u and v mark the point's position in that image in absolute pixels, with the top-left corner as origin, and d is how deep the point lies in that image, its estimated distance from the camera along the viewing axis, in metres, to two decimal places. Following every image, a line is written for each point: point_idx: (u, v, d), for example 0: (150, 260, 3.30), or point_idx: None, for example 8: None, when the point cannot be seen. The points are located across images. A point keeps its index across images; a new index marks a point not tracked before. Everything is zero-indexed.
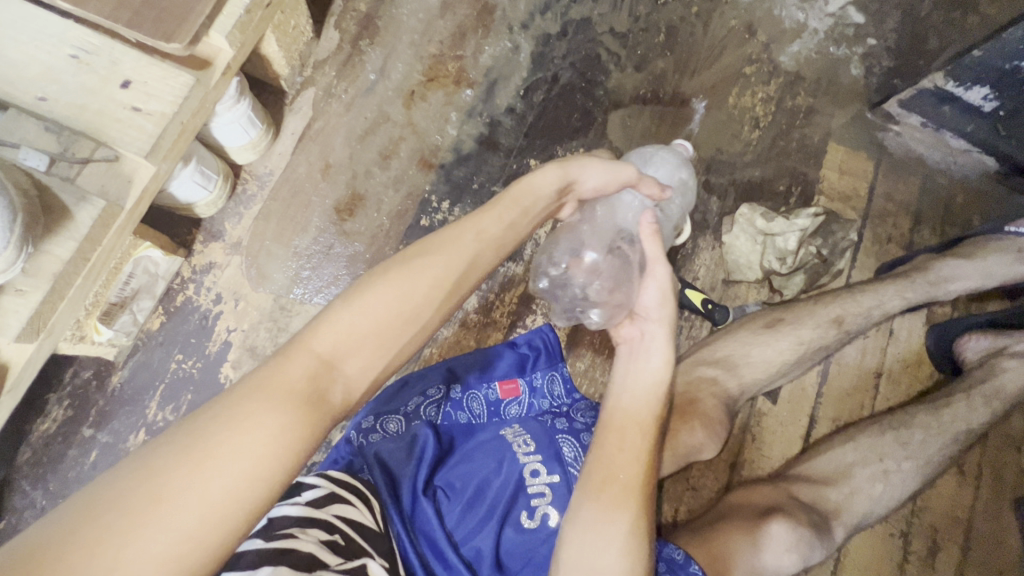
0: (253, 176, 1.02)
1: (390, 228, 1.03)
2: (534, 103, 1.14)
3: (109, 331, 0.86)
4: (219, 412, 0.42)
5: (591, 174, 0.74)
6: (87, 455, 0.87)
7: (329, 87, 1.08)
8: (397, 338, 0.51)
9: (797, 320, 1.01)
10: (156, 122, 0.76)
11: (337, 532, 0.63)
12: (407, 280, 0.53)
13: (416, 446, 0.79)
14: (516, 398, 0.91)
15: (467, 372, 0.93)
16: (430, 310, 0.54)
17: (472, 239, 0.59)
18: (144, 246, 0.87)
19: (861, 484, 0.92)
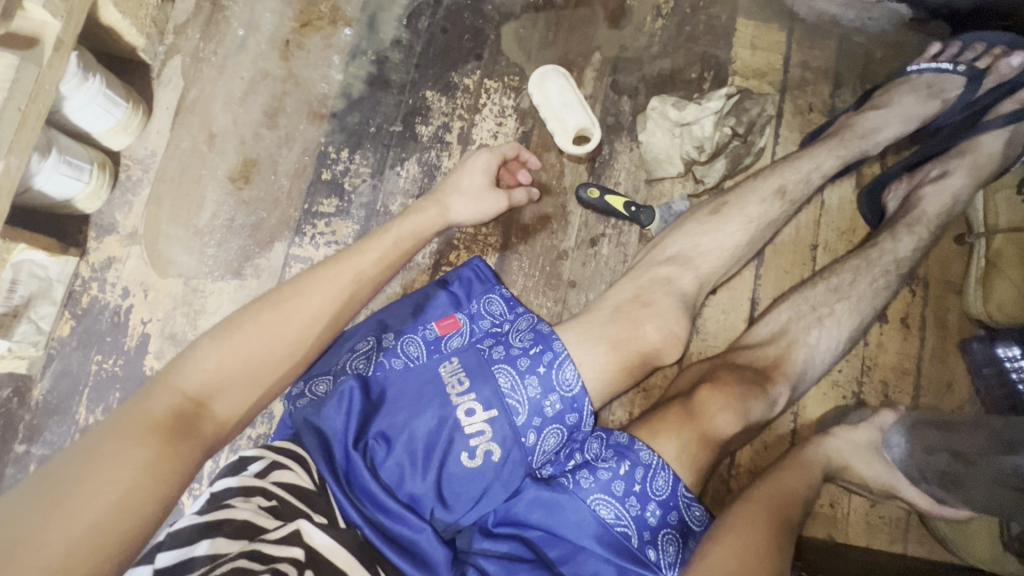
0: (134, 160, 0.97)
1: (291, 188, 0.99)
2: (420, 31, 1.07)
3: (5, 342, 0.83)
4: (90, 448, 0.51)
5: (458, 206, 0.86)
6: (25, 470, 0.86)
7: (195, 51, 1.01)
8: (268, 374, 0.62)
9: (740, 200, 0.98)
10: None
11: (276, 499, 0.62)
12: (288, 318, 0.63)
13: (343, 402, 0.73)
14: (457, 331, 0.86)
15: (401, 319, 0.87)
16: (302, 345, 0.64)
17: (350, 276, 0.69)
18: (19, 249, 0.82)
19: (799, 337, 0.95)
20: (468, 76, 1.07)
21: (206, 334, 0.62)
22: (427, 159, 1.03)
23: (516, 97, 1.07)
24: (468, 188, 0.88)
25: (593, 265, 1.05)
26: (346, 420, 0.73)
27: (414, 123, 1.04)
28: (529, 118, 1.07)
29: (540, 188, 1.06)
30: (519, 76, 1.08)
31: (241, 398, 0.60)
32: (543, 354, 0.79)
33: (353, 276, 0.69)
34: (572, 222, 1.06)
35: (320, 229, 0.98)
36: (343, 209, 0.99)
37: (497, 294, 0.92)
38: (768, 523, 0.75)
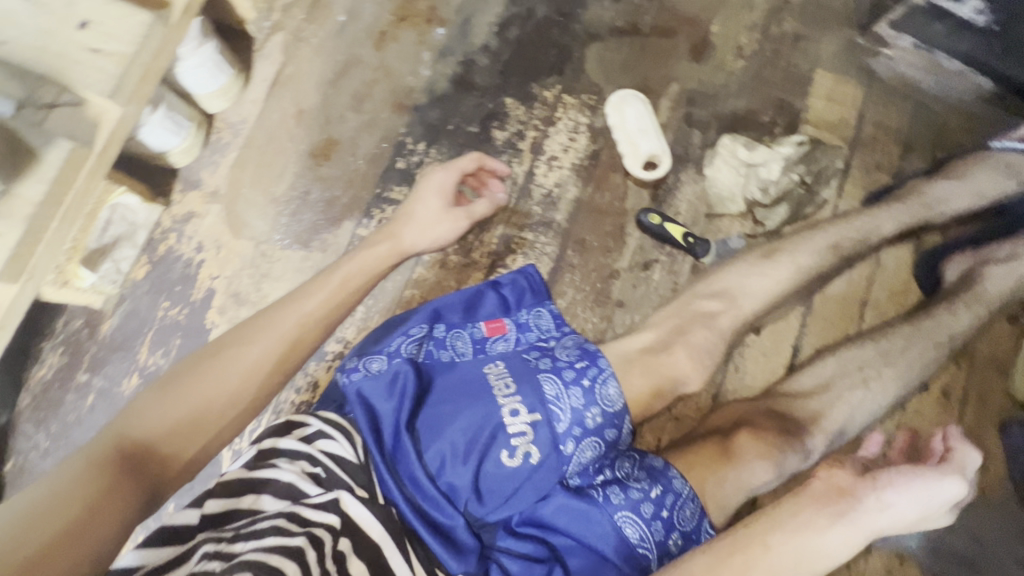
0: (226, 124, 1.02)
1: (366, 171, 1.03)
2: (509, 40, 1.11)
3: (91, 276, 0.87)
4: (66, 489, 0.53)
5: (416, 239, 0.81)
6: (84, 398, 0.90)
7: (298, 30, 1.07)
8: (230, 418, 0.63)
9: (793, 248, 0.99)
10: (117, 62, 0.76)
11: (321, 465, 0.65)
12: (252, 345, 0.64)
13: (398, 382, 0.74)
14: (503, 335, 0.84)
15: (452, 312, 0.87)
16: (253, 392, 0.64)
17: (295, 323, 0.67)
18: (118, 192, 0.88)
19: (842, 393, 0.95)
20: (548, 89, 1.10)
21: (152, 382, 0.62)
22: (498, 162, 1.06)
23: (591, 116, 1.10)
24: (421, 216, 0.83)
25: (643, 289, 1.06)
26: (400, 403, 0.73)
27: (490, 126, 1.07)
28: (600, 138, 1.10)
29: (602, 206, 1.08)
30: (596, 95, 1.11)
31: (218, 417, 0.62)
32: (588, 368, 0.79)
33: (299, 322, 0.67)
34: (628, 243, 1.07)
35: (387, 214, 1.00)
36: (412, 199, 1.02)
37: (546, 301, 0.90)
38: (739, 562, 0.62)
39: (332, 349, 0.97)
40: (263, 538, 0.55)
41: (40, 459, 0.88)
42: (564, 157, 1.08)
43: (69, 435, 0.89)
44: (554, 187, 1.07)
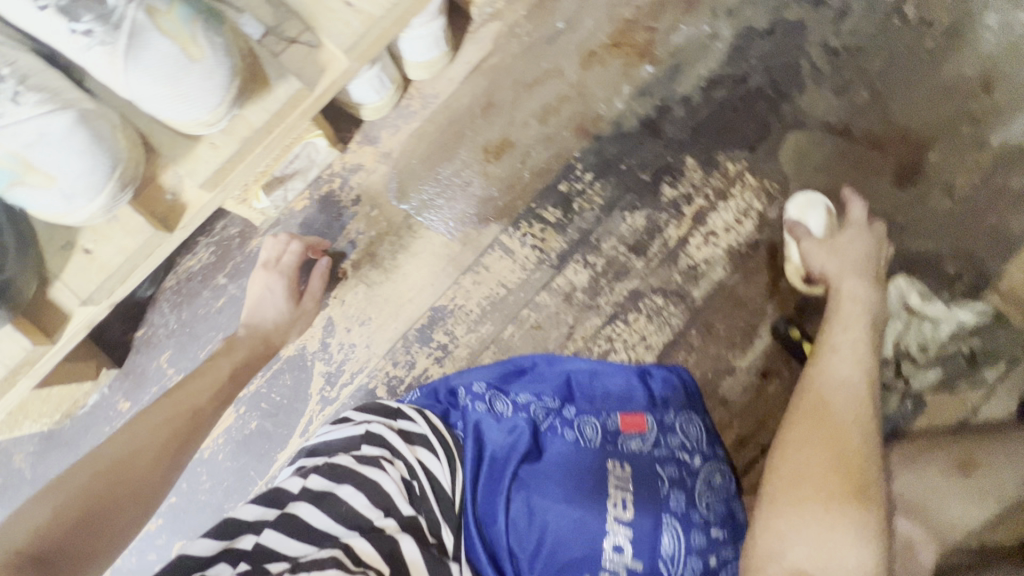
0: (418, 94, 1.03)
1: (528, 183, 1.03)
2: (712, 99, 1.06)
3: (267, 201, 0.93)
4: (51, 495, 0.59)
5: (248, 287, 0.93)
6: (217, 299, 0.97)
7: (514, 25, 1.05)
8: (187, 441, 0.70)
9: (990, 459, 0.89)
10: (363, 22, 0.79)
11: (416, 481, 0.71)
12: (211, 397, 0.77)
13: (516, 440, 0.82)
14: (639, 433, 0.86)
15: (586, 392, 0.91)
16: (189, 425, 0.72)
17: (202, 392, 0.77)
18: (314, 134, 0.92)
19: None
20: (734, 162, 1.05)
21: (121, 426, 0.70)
22: (656, 218, 1.03)
23: (766, 204, 1.04)
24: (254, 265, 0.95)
25: (751, 395, 1.01)
26: (506, 450, 0.82)
27: (662, 180, 1.04)
28: (767, 229, 1.04)
29: (742, 298, 1.03)
30: (780, 185, 1.05)
31: (157, 455, 0.66)
32: (724, 546, 0.76)
33: (201, 396, 0.76)
34: (754, 345, 1.02)
35: (534, 231, 1.01)
36: (561, 224, 1.02)
37: (697, 413, 0.90)
38: (797, 460, 0.71)
39: (437, 338, 0.98)
40: (326, 568, 0.55)
41: (165, 337, 0.96)
42: (723, 236, 1.04)
43: (194, 327, 0.96)
44: (702, 262, 1.03)
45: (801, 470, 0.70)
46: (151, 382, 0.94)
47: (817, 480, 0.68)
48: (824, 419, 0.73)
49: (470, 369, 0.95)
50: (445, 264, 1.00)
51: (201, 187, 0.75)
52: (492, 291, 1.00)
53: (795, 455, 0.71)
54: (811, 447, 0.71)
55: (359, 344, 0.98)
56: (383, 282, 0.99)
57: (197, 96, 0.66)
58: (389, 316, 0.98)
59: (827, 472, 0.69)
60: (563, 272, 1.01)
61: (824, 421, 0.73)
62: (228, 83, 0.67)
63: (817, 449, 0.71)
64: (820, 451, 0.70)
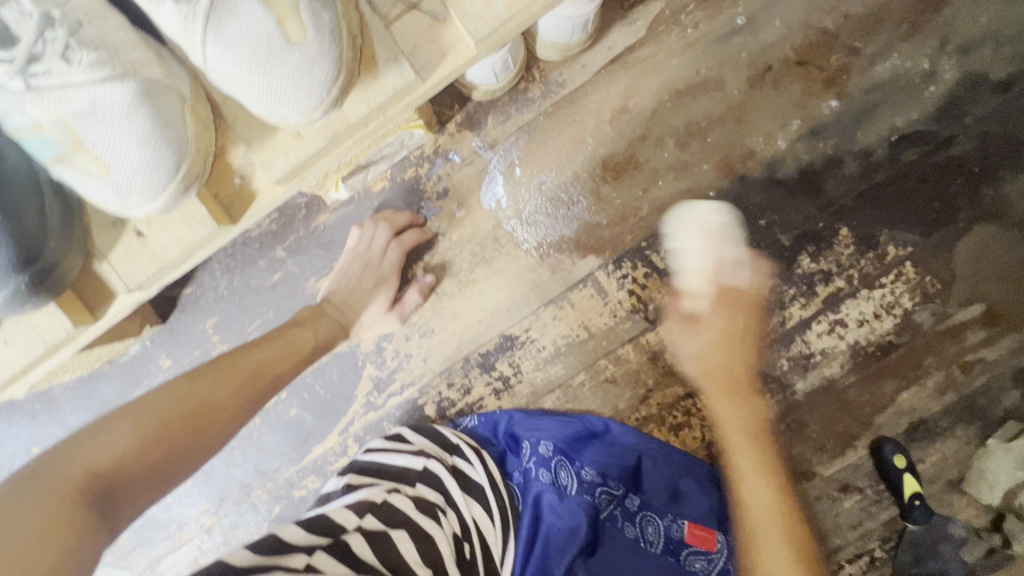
0: (541, 78, 0.83)
1: (645, 217, 0.86)
2: (897, 160, 0.85)
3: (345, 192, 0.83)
4: (136, 418, 0.59)
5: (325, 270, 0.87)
6: (272, 273, 0.87)
7: (680, 10, 0.82)
8: (262, 392, 0.71)
9: None
10: (508, 5, 0.59)
11: (467, 541, 0.66)
12: (285, 351, 0.76)
13: (578, 529, 0.74)
14: (706, 552, 0.78)
15: (658, 489, 0.82)
16: (268, 377, 0.72)
17: (285, 346, 0.77)
18: (414, 125, 0.76)
19: None
20: (896, 246, 0.86)
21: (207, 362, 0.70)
22: (781, 292, 0.87)
23: (916, 304, 0.87)
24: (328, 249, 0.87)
25: (823, 507, 0.91)
26: (568, 532, 0.74)
27: (803, 248, 0.86)
28: (907, 333, 0.87)
29: (850, 403, 0.89)
30: (941, 285, 0.86)
31: (233, 400, 0.67)
32: None
33: (286, 350, 0.77)
34: (845, 455, 0.90)
35: (636, 274, 0.87)
36: (670, 273, 0.87)
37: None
38: (758, 523, 0.74)
39: (500, 368, 0.89)
40: None
41: (213, 301, 0.88)
42: (852, 329, 0.87)
43: (245, 297, 0.88)
44: (817, 353, 0.88)
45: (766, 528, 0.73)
46: (195, 345, 0.88)
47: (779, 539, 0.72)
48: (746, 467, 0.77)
49: (537, 417, 0.86)
50: (527, 290, 0.87)
51: (276, 182, 0.61)
52: (571, 331, 0.88)
53: (756, 518, 0.74)
54: (764, 499, 0.75)
55: (416, 355, 0.89)
56: (454, 295, 0.88)
57: (291, 91, 0.50)
58: (454, 333, 0.88)
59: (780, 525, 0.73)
60: (656, 328, 0.88)
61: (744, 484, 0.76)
62: (332, 80, 0.50)
63: (761, 496, 0.75)
64: (766, 516, 0.74)
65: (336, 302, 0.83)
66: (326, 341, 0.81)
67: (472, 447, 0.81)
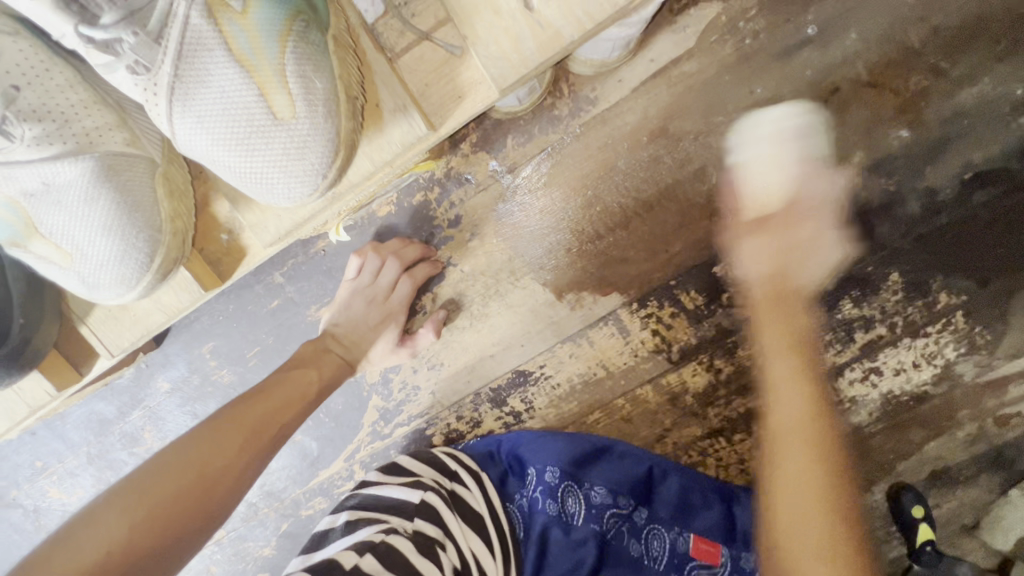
0: (571, 94, 0.73)
1: (676, 253, 0.78)
2: (966, 201, 0.75)
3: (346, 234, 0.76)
4: (127, 503, 0.59)
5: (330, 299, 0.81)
6: (270, 300, 0.82)
7: (737, 17, 0.71)
8: (258, 447, 0.67)
9: None
10: (541, 46, 0.48)
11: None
12: (283, 400, 0.71)
13: (581, 560, 0.72)
14: (711, 568, 0.74)
15: (666, 502, 0.77)
16: (265, 432, 0.68)
17: (286, 391, 0.72)
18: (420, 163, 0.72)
19: None
20: (949, 294, 0.78)
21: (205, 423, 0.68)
22: (816, 337, 0.81)
23: (960, 355, 0.81)
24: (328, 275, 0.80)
25: None
26: (572, 567, 0.72)
27: (845, 293, 0.79)
28: (945, 384, 0.82)
29: (873, 450, 0.86)
30: (991, 337, 0.80)
31: (227, 463, 0.64)
32: None
33: (287, 395, 0.72)
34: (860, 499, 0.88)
35: (661, 314, 0.80)
36: (698, 314, 0.80)
37: None
38: (795, 514, 0.61)
39: (511, 403, 0.85)
40: None
41: (209, 325, 0.83)
42: (887, 379, 0.82)
43: (242, 323, 0.83)
44: (847, 400, 0.84)
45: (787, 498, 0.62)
46: (192, 370, 0.85)
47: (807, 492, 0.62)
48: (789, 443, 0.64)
49: (542, 436, 0.80)
50: (542, 326, 0.81)
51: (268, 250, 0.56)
52: (588, 369, 0.83)
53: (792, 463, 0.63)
54: (796, 453, 0.64)
55: (424, 387, 0.85)
56: (465, 329, 0.82)
57: (282, 186, 0.43)
58: (464, 367, 0.83)
59: (811, 501, 0.61)
60: (679, 370, 0.83)
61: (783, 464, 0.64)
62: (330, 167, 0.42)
63: (807, 528, 0.60)
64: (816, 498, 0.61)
65: (340, 337, 0.78)
66: (333, 379, 0.76)
67: (470, 470, 0.78)
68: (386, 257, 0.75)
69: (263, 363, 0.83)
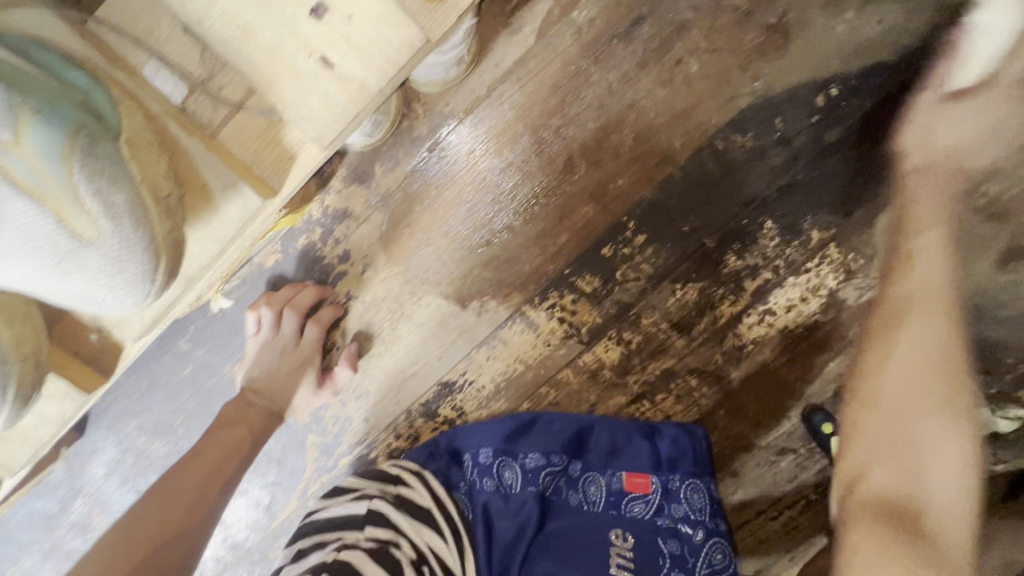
0: (427, 113, 0.75)
1: (565, 243, 0.81)
2: (818, 141, 0.80)
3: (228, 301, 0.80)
4: None
5: (236, 351, 0.81)
6: (182, 368, 0.82)
7: (572, 7, 0.73)
8: (204, 501, 0.70)
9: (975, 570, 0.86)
10: (351, 99, 0.48)
11: (424, 564, 0.71)
12: (220, 457, 0.73)
13: (523, 516, 0.78)
14: (642, 496, 0.80)
15: (596, 448, 0.83)
16: (210, 486, 0.71)
17: (222, 442, 0.74)
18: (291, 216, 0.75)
19: None
20: (821, 230, 0.83)
21: (147, 493, 0.69)
22: (710, 293, 0.86)
23: (841, 283, 0.86)
24: (233, 334, 0.81)
25: (761, 469, 0.94)
26: (516, 531, 0.77)
27: (729, 248, 0.84)
28: (833, 310, 0.87)
29: (783, 381, 0.91)
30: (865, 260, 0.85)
31: (176, 523, 0.67)
32: None
33: (225, 446, 0.74)
34: (780, 425, 0.93)
35: (564, 301, 0.84)
36: (598, 296, 0.84)
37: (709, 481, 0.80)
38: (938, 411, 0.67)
39: (444, 412, 0.87)
40: None
41: (128, 404, 0.84)
42: (781, 316, 0.88)
43: (160, 395, 0.83)
44: (750, 342, 0.89)
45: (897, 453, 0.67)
46: (124, 450, 0.85)
47: (918, 396, 0.67)
48: (907, 441, 0.66)
49: (483, 423, 0.84)
50: (454, 336, 0.84)
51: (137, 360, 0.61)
52: (509, 366, 0.86)
53: (942, 440, 0.65)
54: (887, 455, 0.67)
55: (356, 417, 0.87)
56: (382, 355, 0.84)
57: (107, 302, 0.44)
58: (390, 389, 0.86)
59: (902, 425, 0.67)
60: (592, 348, 0.86)
61: (913, 455, 0.66)
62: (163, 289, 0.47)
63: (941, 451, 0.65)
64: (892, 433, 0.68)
65: (259, 390, 0.78)
66: (262, 432, 0.78)
67: (412, 471, 0.80)
68: (279, 308, 0.76)
69: (191, 429, 0.84)
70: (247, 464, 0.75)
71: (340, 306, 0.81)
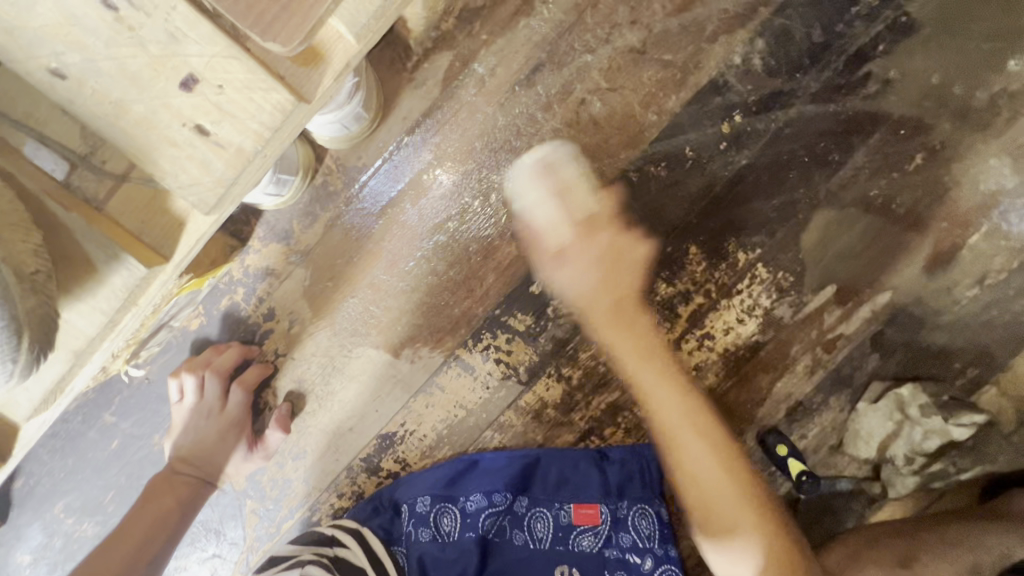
0: (340, 169, 0.78)
1: (489, 283, 0.80)
2: (728, 164, 0.81)
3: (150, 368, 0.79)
4: None
5: (163, 418, 0.79)
6: (108, 442, 0.80)
7: (470, 57, 0.76)
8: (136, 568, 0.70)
9: None
10: (228, 163, 0.49)
11: None
12: (148, 526, 0.72)
13: (460, 563, 0.76)
14: (593, 528, 0.77)
15: (540, 481, 0.80)
16: (140, 554, 0.71)
17: (153, 505, 0.73)
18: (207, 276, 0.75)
19: None
20: (745, 250, 0.82)
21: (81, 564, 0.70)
22: None
23: (774, 300, 0.83)
24: (160, 402, 0.79)
25: None
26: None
27: (657, 276, 0.83)
28: (771, 330, 0.84)
29: (731, 406, 0.85)
30: (795, 277, 0.83)
31: None
32: None
33: (156, 511, 0.73)
34: None
35: (498, 343, 0.81)
36: (532, 333, 0.81)
37: (659, 506, 0.77)
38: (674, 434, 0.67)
39: (386, 466, 0.84)
40: None
41: (52, 486, 0.81)
42: (719, 340, 0.84)
43: (86, 474, 0.80)
44: (692, 369, 0.84)
45: (693, 467, 0.66)
46: (50, 534, 0.81)
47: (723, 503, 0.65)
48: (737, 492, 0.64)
49: (417, 473, 0.81)
50: (388, 387, 0.82)
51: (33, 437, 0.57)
52: (449, 414, 0.83)
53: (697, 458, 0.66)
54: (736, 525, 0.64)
55: (295, 479, 0.84)
56: (317, 411, 0.82)
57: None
58: (328, 447, 0.83)
59: (705, 466, 0.66)
60: (532, 388, 0.82)
61: (715, 497, 0.65)
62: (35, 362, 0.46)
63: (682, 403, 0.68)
64: (706, 434, 0.67)
65: (188, 458, 0.76)
66: (192, 498, 0.75)
67: (349, 529, 0.78)
68: (200, 372, 0.75)
69: (120, 507, 0.80)
70: (183, 527, 0.74)
71: (269, 364, 0.80)
